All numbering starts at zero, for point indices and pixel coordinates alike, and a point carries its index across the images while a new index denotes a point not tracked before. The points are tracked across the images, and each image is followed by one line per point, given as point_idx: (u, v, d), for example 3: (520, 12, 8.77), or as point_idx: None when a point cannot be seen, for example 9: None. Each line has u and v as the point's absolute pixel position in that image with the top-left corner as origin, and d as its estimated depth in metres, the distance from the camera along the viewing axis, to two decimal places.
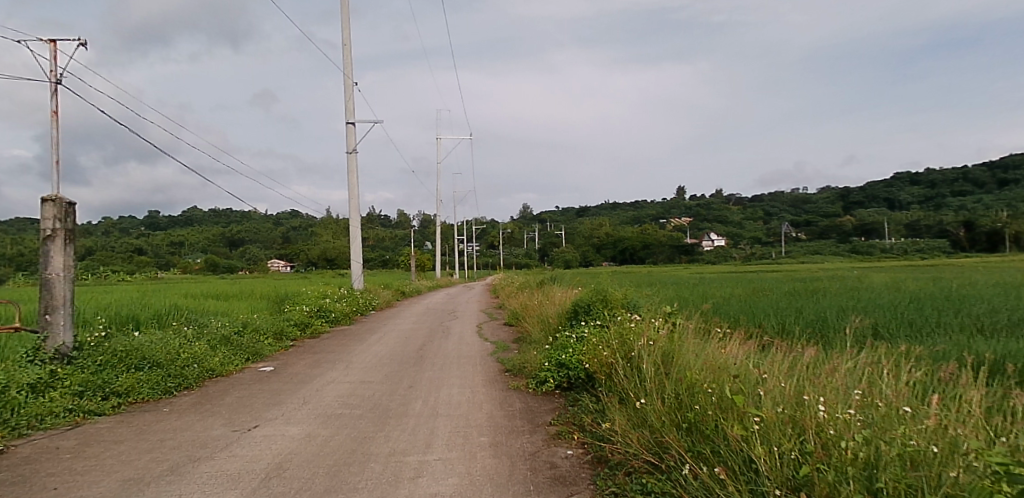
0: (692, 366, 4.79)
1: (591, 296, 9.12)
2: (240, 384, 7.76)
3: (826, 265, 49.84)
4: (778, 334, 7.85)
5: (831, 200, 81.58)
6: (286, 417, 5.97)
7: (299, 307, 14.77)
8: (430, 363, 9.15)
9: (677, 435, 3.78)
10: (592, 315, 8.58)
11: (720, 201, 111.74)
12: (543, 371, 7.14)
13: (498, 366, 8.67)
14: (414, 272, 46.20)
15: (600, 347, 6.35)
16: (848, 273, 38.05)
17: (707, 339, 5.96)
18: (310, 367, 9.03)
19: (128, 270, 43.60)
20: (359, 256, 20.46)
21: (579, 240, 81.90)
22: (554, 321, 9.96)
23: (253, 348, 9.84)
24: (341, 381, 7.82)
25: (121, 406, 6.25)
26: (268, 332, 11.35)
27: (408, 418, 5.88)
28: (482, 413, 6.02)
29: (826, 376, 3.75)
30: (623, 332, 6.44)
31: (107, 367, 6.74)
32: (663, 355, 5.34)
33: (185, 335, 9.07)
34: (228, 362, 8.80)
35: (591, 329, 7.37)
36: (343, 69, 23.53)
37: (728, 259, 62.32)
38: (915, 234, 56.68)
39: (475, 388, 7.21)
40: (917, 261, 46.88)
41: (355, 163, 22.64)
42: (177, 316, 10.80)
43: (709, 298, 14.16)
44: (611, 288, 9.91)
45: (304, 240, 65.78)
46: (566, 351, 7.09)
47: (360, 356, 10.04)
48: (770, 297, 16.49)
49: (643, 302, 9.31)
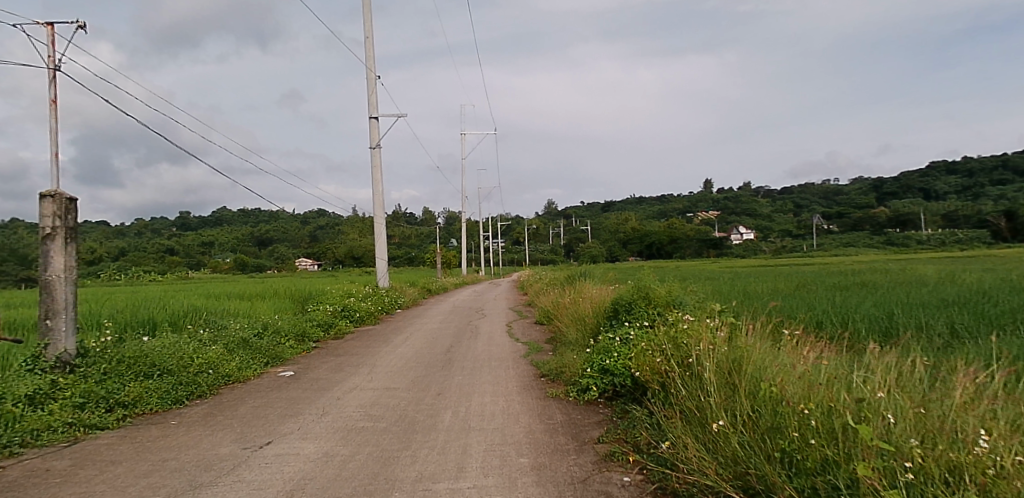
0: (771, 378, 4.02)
1: (633, 294, 8.32)
2: (259, 391, 7.28)
3: (862, 257, 47.87)
4: (849, 336, 6.90)
5: (864, 191, 78.43)
6: (302, 432, 5.39)
7: (323, 307, 14.38)
8: (459, 367, 8.50)
9: (769, 466, 3.03)
10: (635, 315, 7.78)
11: (749, 194, 108.79)
12: (585, 377, 6.42)
13: (533, 370, 7.97)
14: (438, 269, 45.84)
15: (650, 350, 5.59)
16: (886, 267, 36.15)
17: (777, 343, 5.17)
18: (333, 372, 8.49)
19: (161, 271, 44.51)
20: (383, 254, 20.03)
21: (605, 235, 80.85)
22: (590, 322, 9.19)
23: (273, 351, 9.40)
24: (366, 388, 7.24)
25: (127, 418, 5.83)
26: (290, 334, 10.91)
27: (436, 433, 5.23)
28: (518, 428, 5.32)
29: (965, 397, 2.93)
30: (676, 334, 5.66)
31: (113, 375, 6.31)
32: (731, 363, 4.59)
33: (202, 339, 8.67)
34: (245, 366, 8.35)
35: (637, 331, 6.58)
36: (365, 63, 23.17)
37: (758, 252, 60.56)
38: (954, 226, 54.00)
39: (509, 396, 6.52)
40: (958, 252, 44.62)
41: (379, 159, 22.27)
42: (195, 317, 10.44)
43: (755, 294, 13.26)
44: (653, 284, 9.06)
45: (330, 238, 66.28)
46: (609, 353, 6.35)
47: (387, 359, 9.48)
48: (817, 291, 15.35)
49: (690, 299, 8.44)
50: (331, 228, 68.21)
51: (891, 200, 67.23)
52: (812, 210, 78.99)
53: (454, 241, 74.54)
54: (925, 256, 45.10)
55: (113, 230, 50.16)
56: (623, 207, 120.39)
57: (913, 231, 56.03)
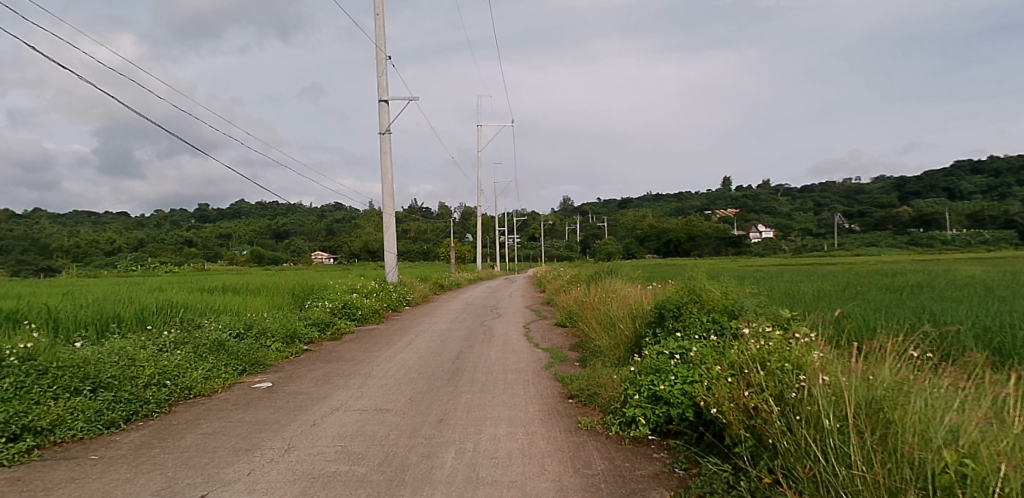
0: (975, 456, 2.48)
1: (680, 295, 6.80)
2: (221, 410, 5.93)
3: (886, 258, 45.57)
4: (976, 363, 5.25)
5: (887, 189, 74.78)
6: (252, 480, 3.96)
7: (320, 304, 13.04)
8: (469, 380, 7.06)
9: None
10: (686, 325, 6.27)
11: (768, 192, 105.56)
12: (629, 404, 4.91)
13: (560, 389, 6.48)
14: (451, 263, 44.44)
15: (730, 376, 4.06)
16: (920, 267, 33.48)
17: (916, 372, 3.65)
18: (317, 384, 7.10)
19: (177, 263, 44.18)
20: (393, 247, 18.66)
21: (621, 232, 78.90)
22: (626, 328, 7.69)
23: (251, 356, 8.10)
24: (351, 409, 5.83)
25: (35, 451, 4.49)
26: (278, 335, 9.57)
27: (431, 489, 3.75)
28: (546, 482, 3.83)
29: None
30: (762, 353, 4.12)
31: (27, 393, 4.98)
32: (875, 412, 3.06)
33: (162, 343, 7.37)
34: (214, 376, 7.04)
35: (699, 346, 5.07)
36: (376, 42, 21.86)
37: (778, 251, 58.21)
38: (980, 226, 49.95)
39: (531, 427, 5.06)
40: (984, 254, 42.24)
41: (389, 145, 21.00)
42: (168, 315, 9.17)
43: (802, 295, 11.66)
44: (703, 279, 7.45)
45: (347, 232, 63.43)
46: (662, 375, 4.85)
47: (384, 368, 8.07)
48: (873, 294, 13.52)
49: (753, 302, 6.86)
50: (347, 222, 66.75)
51: (914, 200, 63.62)
52: (833, 208, 75.74)
53: (469, 236, 73.24)
54: (951, 256, 42.93)
55: (133, 221, 50.40)
56: (641, 204, 118.00)
57: (938, 231, 52.60)
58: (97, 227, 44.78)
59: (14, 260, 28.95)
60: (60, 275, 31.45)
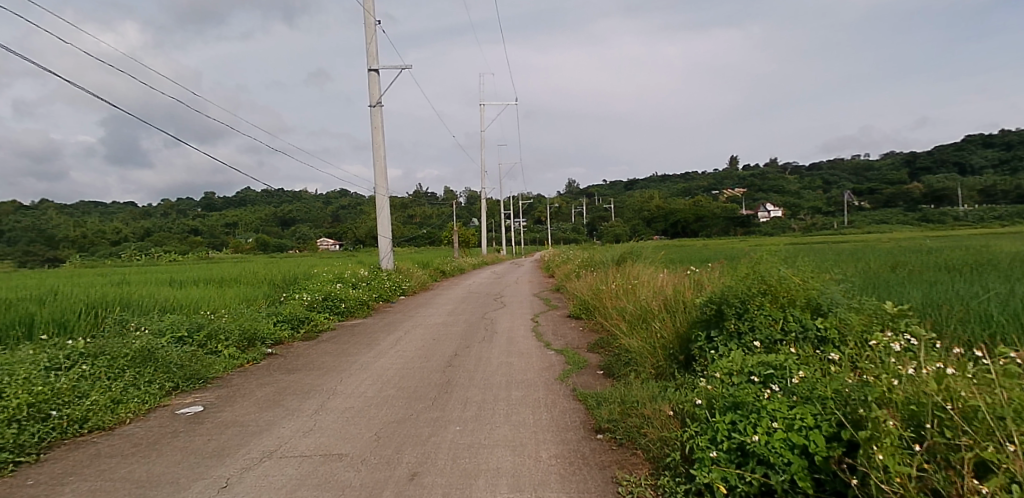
0: None
1: (744, 284, 4.98)
2: (109, 458, 4.21)
3: (901, 235, 43.05)
4: None
5: (897, 164, 71.12)
6: None
7: (299, 297, 11.35)
8: (460, 401, 5.32)
9: None
10: (760, 331, 4.49)
11: (778, 170, 102.32)
12: (700, 462, 3.10)
13: (582, 418, 4.69)
14: (454, 244, 42.37)
15: (915, 437, 2.25)
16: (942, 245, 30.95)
17: None
18: (262, 408, 5.37)
19: (183, 251, 42.96)
20: (385, 231, 16.96)
21: (630, 214, 76.81)
22: (666, 328, 5.87)
23: (189, 369, 6.40)
24: (290, 455, 4.11)
25: None
26: (234, 339, 7.85)
27: None
28: None
29: None
30: (970, 395, 2.30)
31: None
32: None
33: (60, 359, 5.69)
34: (127, 401, 5.35)
35: (809, 376, 3.25)
36: (364, 8, 19.89)
37: (788, 230, 55.97)
38: (993, 202, 46.66)
39: (547, 492, 3.32)
40: (998, 230, 39.78)
41: (379, 119, 19.18)
42: (93, 316, 7.50)
43: (868, 280, 9.52)
44: (766, 260, 5.52)
45: (353, 219, 61.00)
46: (751, 412, 3.07)
47: (354, 381, 6.34)
48: (940, 277, 11.37)
49: (845, 295, 4.94)
50: (353, 208, 64.96)
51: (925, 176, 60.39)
52: (841, 186, 72.80)
53: (474, 222, 71.66)
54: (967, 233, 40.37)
55: (139, 211, 49.33)
56: (648, 185, 114.90)
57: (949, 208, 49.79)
58: (104, 216, 43.90)
59: (17, 252, 28.05)
60: (64, 266, 30.51)
